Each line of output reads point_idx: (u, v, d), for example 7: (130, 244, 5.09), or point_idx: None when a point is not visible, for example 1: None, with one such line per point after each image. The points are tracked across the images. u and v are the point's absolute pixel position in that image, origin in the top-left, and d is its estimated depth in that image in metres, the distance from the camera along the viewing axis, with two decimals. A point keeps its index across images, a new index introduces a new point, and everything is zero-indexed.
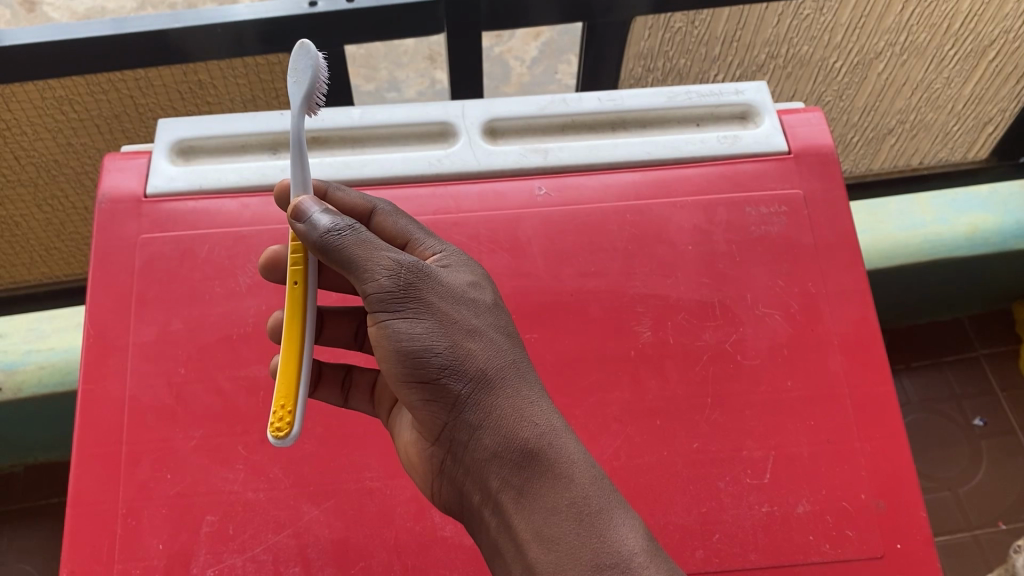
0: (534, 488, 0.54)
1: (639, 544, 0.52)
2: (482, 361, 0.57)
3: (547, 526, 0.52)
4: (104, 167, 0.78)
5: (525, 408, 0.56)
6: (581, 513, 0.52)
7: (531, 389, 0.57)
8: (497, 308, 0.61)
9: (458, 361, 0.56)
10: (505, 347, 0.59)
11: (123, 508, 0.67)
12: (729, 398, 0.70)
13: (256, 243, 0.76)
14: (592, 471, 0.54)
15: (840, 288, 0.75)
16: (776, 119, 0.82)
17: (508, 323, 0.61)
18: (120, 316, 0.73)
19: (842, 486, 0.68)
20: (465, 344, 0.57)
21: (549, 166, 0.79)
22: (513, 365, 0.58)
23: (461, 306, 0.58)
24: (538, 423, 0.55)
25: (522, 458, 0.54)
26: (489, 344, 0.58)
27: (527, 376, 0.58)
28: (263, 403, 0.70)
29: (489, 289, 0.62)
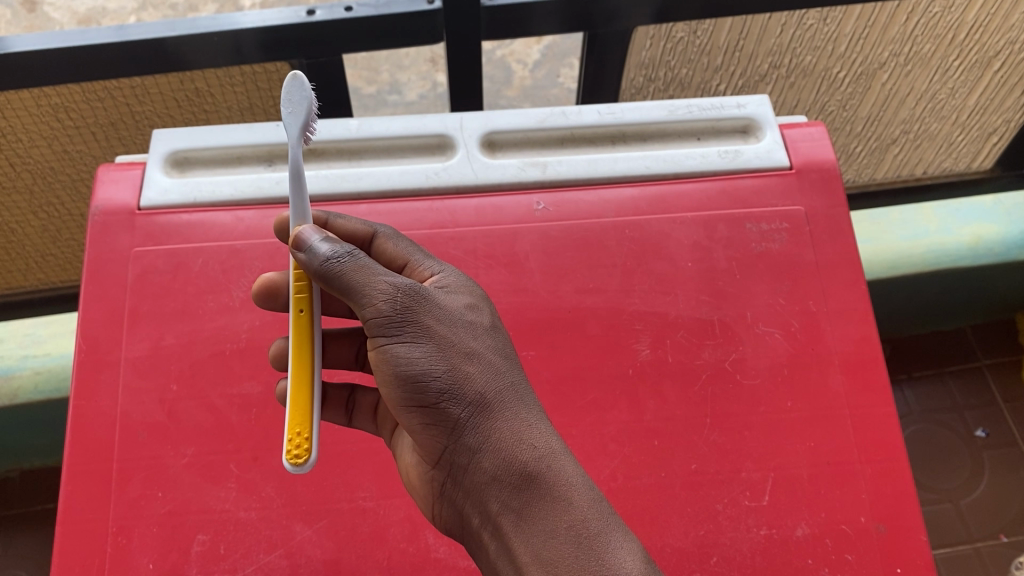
0: (533, 510, 0.53)
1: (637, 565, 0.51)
2: (480, 383, 0.56)
3: (547, 548, 0.52)
4: (97, 178, 0.77)
5: (523, 431, 0.55)
6: (581, 535, 0.51)
7: (531, 412, 0.57)
8: (497, 329, 0.60)
9: (456, 384, 0.55)
10: (505, 368, 0.58)
11: (114, 526, 0.66)
12: (727, 419, 0.69)
13: (250, 256, 0.75)
14: (591, 495, 0.54)
15: (841, 306, 0.74)
16: (778, 133, 0.81)
17: (508, 344, 0.60)
18: (112, 330, 0.72)
19: (842, 508, 0.67)
20: (464, 366, 0.56)
21: (548, 180, 0.78)
22: (512, 387, 0.57)
23: (459, 328, 0.57)
24: (537, 446, 0.54)
25: (521, 481, 0.53)
26: (488, 366, 0.57)
27: (527, 398, 0.57)
28: (255, 420, 0.69)
29: (488, 309, 0.61)
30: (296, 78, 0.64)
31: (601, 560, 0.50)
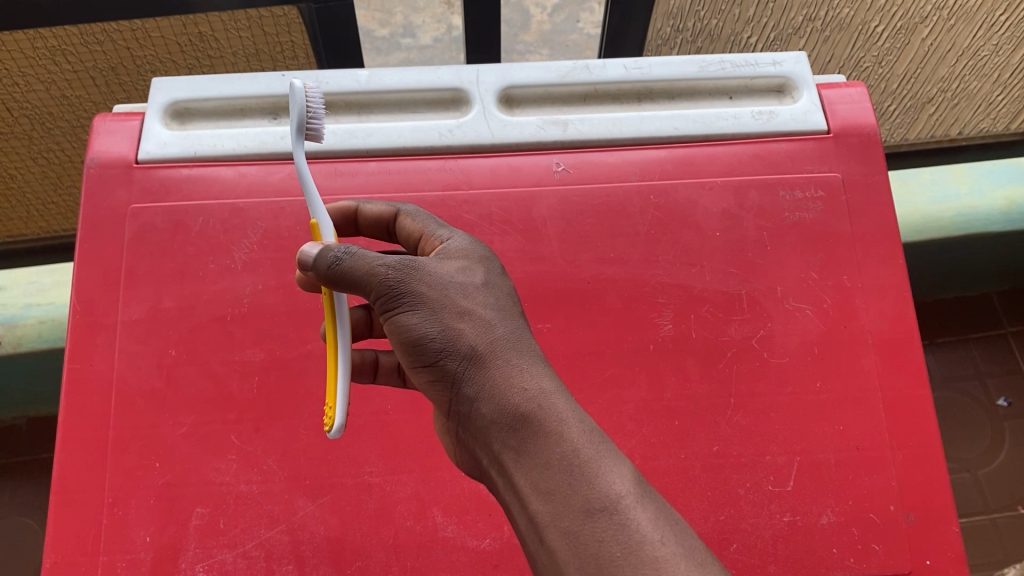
0: (526, 443, 0.47)
1: (631, 491, 0.45)
2: (475, 333, 0.50)
3: (542, 483, 0.46)
4: (93, 129, 0.73)
5: (514, 372, 0.49)
6: (572, 463, 0.45)
7: (532, 358, 0.51)
8: (499, 280, 0.54)
9: (447, 338, 0.50)
10: (504, 316, 0.52)
11: (110, 497, 0.63)
12: (753, 400, 0.66)
13: (253, 216, 0.71)
14: (588, 428, 0.47)
15: (877, 281, 0.70)
16: (815, 93, 0.75)
17: (514, 295, 0.54)
18: (108, 291, 0.68)
19: (869, 496, 0.64)
20: (456, 319, 0.51)
21: (568, 140, 0.73)
22: (511, 334, 0.51)
23: (453, 282, 0.52)
24: (527, 386, 0.49)
25: (513, 419, 0.48)
26: (484, 315, 0.51)
27: (529, 345, 0.52)
28: (257, 390, 0.66)
29: (494, 263, 0.56)
30: (296, 96, 0.54)
31: (593, 485, 0.44)
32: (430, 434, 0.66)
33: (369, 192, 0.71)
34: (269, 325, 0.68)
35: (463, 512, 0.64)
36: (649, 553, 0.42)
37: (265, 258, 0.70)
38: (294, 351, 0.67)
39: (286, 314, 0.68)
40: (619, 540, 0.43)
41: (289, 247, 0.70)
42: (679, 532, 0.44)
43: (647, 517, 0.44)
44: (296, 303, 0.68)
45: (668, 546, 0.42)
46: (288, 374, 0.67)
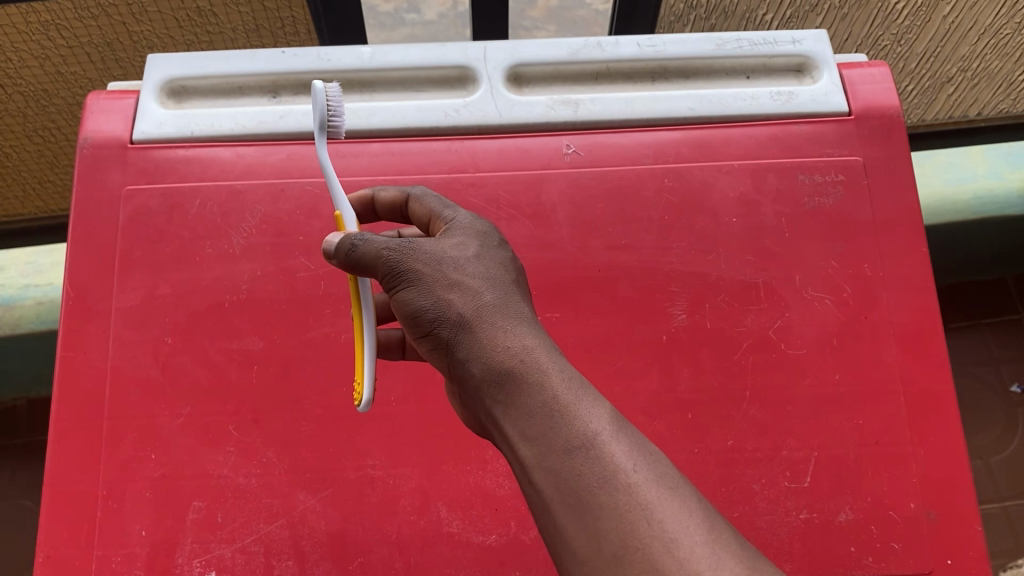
0: (508, 394, 0.45)
1: (608, 428, 0.43)
2: (465, 297, 0.48)
3: (524, 431, 0.43)
4: (86, 108, 0.70)
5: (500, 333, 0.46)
6: (551, 405, 0.43)
7: (524, 321, 0.48)
8: (491, 242, 0.51)
9: (435, 302, 0.48)
10: (496, 280, 0.49)
11: (104, 489, 0.61)
12: (769, 392, 0.64)
13: (251, 199, 0.68)
14: (572, 376, 0.45)
15: (899, 269, 0.67)
16: (836, 74, 0.72)
17: (508, 260, 0.51)
18: (102, 276, 0.66)
19: (889, 493, 0.62)
20: (446, 284, 0.48)
21: (579, 121, 0.71)
22: (502, 297, 0.48)
23: (446, 249, 0.49)
24: (512, 344, 0.46)
25: (497, 376, 0.45)
26: (474, 278, 0.48)
27: (521, 308, 0.48)
28: (256, 380, 0.64)
29: (492, 236, 0.53)
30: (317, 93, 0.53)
31: (571, 424, 0.42)
32: (435, 426, 0.63)
33: (372, 175, 0.68)
34: (269, 312, 0.65)
35: (468, 507, 0.62)
36: (625, 483, 0.41)
37: (265, 243, 0.67)
38: (295, 340, 0.65)
39: (286, 301, 0.66)
40: (597, 474, 0.41)
41: (290, 231, 0.68)
42: (653, 461, 0.42)
43: (623, 450, 0.42)
44: (297, 290, 0.66)
45: (643, 476, 0.41)
46: (288, 364, 0.64)
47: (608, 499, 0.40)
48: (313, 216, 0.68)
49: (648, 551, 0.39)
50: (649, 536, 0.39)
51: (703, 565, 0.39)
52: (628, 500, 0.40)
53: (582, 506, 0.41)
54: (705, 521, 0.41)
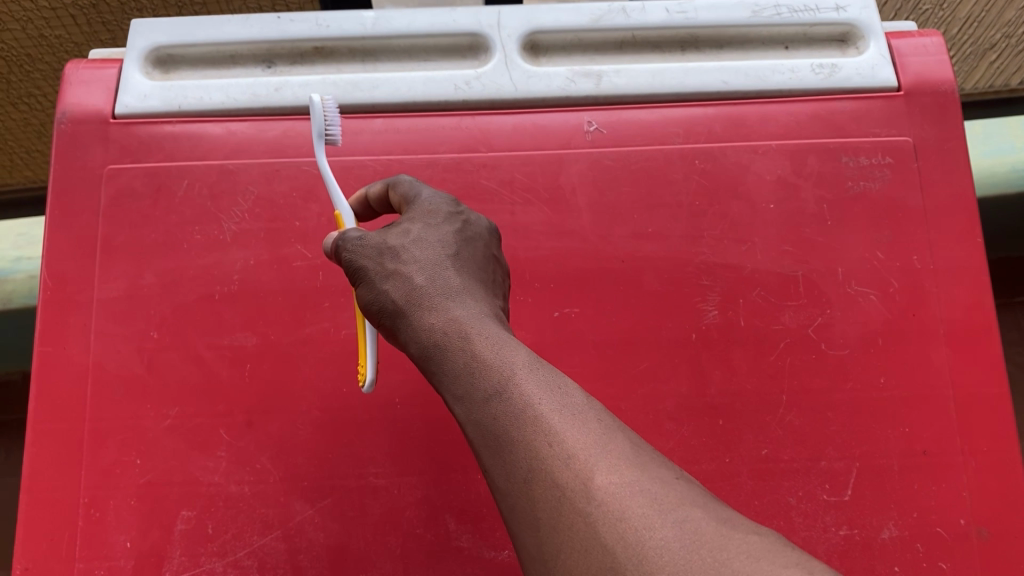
0: (437, 360, 0.46)
1: (528, 374, 0.43)
2: (400, 278, 0.48)
3: (454, 394, 0.44)
4: (64, 78, 0.64)
5: (437, 308, 0.47)
6: (471, 360, 0.44)
7: (462, 292, 0.48)
8: (439, 212, 0.52)
9: (380, 291, 0.48)
10: (437, 254, 0.49)
11: (85, 496, 0.57)
12: (806, 396, 0.58)
13: (244, 180, 0.63)
14: (499, 333, 0.45)
15: (951, 261, 0.61)
16: (884, 44, 0.66)
17: (458, 231, 0.51)
18: (82, 264, 0.61)
19: (938, 507, 0.57)
20: (383, 269, 0.49)
21: (601, 95, 0.65)
22: (442, 270, 0.49)
23: (393, 237, 0.50)
24: (446, 318, 0.46)
25: (433, 351, 0.46)
26: (412, 258, 0.49)
27: (463, 280, 0.49)
28: (249, 378, 0.59)
29: (449, 214, 0.52)
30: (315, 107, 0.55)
31: (489, 377, 0.43)
32: (443, 431, 0.59)
33: (374, 154, 0.63)
34: (264, 305, 0.60)
35: (479, 520, 0.57)
36: (535, 415, 0.41)
37: (258, 228, 0.62)
38: (292, 336, 0.60)
39: (281, 293, 0.60)
40: (509, 414, 0.41)
41: (286, 216, 0.62)
42: (568, 395, 0.42)
43: (536, 386, 0.42)
44: (294, 280, 0.61)
45: (554, 406, 0.41)
46: (284, 361, 0.59)
47: (518, 434, 0.41)
48: (311, 200, 0.63)
49: (553, 476, 0.39)
50: (553, 460, 0.39)
51: (604, 480, 0.38)
52: (535, 431, 0.40)
53: (500, 446, 0.41)
54: (620, 442, 0.40)
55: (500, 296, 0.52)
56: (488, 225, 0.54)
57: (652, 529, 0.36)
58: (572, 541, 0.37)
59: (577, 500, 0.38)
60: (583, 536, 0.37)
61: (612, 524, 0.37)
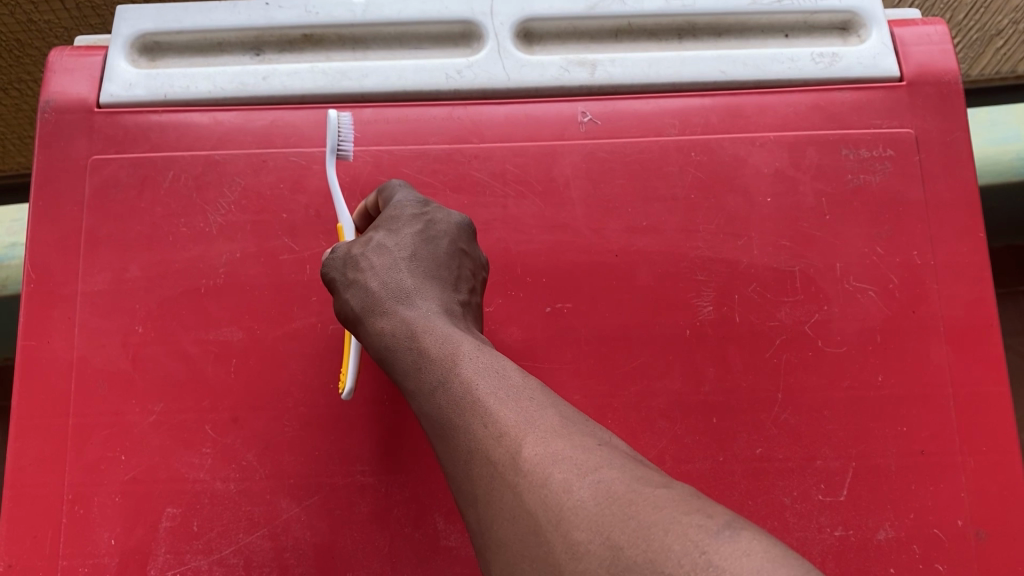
0: (392, 361, 0.50)
1: (468, 366, 0.46)
2: (359, 288, 0.53)
3: (412, 393, 0.49)
4: (48, 66, 0.63)
5: (392, 314, 0.51)
6: (419, 357, 0.49)
7: (417, 293, 0.53)
8: (401, 216, 0.55)
9: (347, 304, 0.53)
10: (394, 259, 0.54)
11: (69, 493, 0.56)
12: (802, 395, 0.57)
13: (231, 171, 0.61)
14: (446, 332, 0.49)
15: (953, 257, 0.60)
16: (887, 33, 0.64)
17: (420, 230, 0.55)
18: (66, 256, 0.60)
19: (935, 508, 0.56)
20: (347, 282, 0.54)
21: (596, 85, 0.63)
22: (397, 273, 0.53)
23: (358, 250, 0.55)
24: (399, 322, 0.51)
25: (390, 355, 0.50)
26: (370, 265, 0.54)
27: (419, 280, 0.53)
28: (236, 374, 0.58)
29: (410, 215, 0.56)
30: (332, 123, 0.57)
31: (435, 374, 0.47)
32: None
33: (363, 144, 0.62)
34: (250, 299, 0.59)
35: None
36: (474, 401, 0.44)
37: (245, 221, 0.60)
38: (279, 332, 0.59)
39: (268, 287, 0.59)
40: (451, 406, 0.45)
41: (272, 209, 0.61)
42: (504, 382, 0.45)
43: (476, 378, 0.46)
44: (281, 274, 0.60)
45: (488, 394, 0.44)
46: (271, 357, 0.58)
47: (459, 421, 0.45)
48: (298, 191, 0.61)
49: (488, 454, 0.42)
50: (487, 440, 0.43)
51: (530, 452, 0.41)
52: (472, 414, 0.44)
53: (446, 433, 0.45)
54: (553, 416, 0.43)
55: (468, 289, 0.55)
56: (460, 219, 0.57)
57: (569, 490, 0.38)
58: (503, 511, 0.40)
59: (508, 473, 0.41)
60: (511, 506, 0.40)
61: (536, 490, 0.39)
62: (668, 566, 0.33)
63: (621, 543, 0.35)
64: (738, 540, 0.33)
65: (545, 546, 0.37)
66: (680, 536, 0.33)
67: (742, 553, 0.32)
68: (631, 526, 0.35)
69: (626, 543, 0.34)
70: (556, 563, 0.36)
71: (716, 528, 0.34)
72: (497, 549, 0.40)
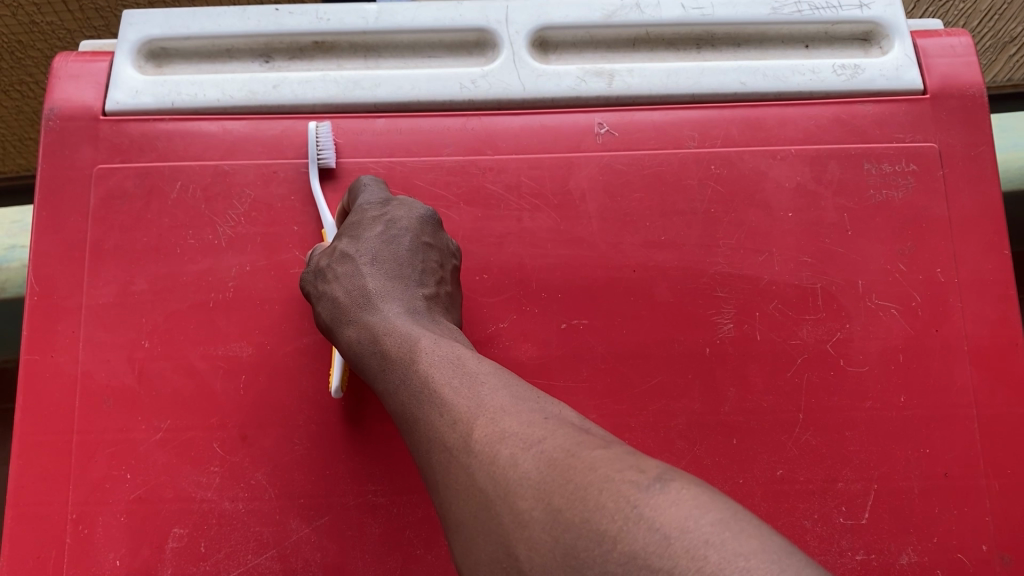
0: (360, 365, 0.50)
1: (426, 362, 0.46)
2: (326, 297, 0.53)
3: (379, 395, 0.48)
4: (53, 72, 0.62)
5: (359, 319, 0.51)
6: (382, 358, 0.48)
7: (380, 297, 0.52)
8: (362, 218, 0.55)
9: (319, 313, 0.53)
10: (356, 263, 0.53)
11: (73, 512, 0.55)
12: (823, 415, 0.56)
13: (240, 181, 0.60)
14: (408, 332, 0.48)
15: (977, 276, 0.59)
16: (911, 44, 0.63)
17: (381, 228, 0.54)
18: (71, 268, 0.58)
19: (960, 532, 0.55)
20: (316, 291, 0.53)
21: (613, 95, 0.62)
22: (360, 279, 0.53)
23: (325, 256, 0.54)
24: (364, 327, 0.50)
25: (359, 361, 0.50)
26: (335, 273, 0.53)
27: (382, 283, 0.53)
28: (245, 391, 0.57)
29: (372, 213, 0.55)
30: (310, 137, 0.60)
31: (398, 376, 0.46)
32: None
33: (377, 156, 0.61)
34: (259, 314, 0.58)
35: None
36: (430, 391, 0.44)
37: (254, 234, 0.59)
38: (289, 347, 0.57)
39: (278, 302, 0.58)
40: (411, 404, 0.44)
41: (283, 221, 0.60)
42: (460, 373, 0.44)
43: (433, 373, 0.45)
44: (292, 288, 0.58)
45: (444, 388, 0.43)
46: (280, 373, 0.57)
47: (418, 417, 0.44)
48: (309, 203, 0.60)
49: (441, 442, 0.41)
50: (441, 426, 0.42)
51: (480, 431, 0.40)
52: (427, 406, 0.43)
53: (406, 429, 0.45)
54: (501, 394, 0.42)
55: (435, 282, 0.54)
56: (425, 211, 0.56)
57: (515, 462, 0.38)
58: (455, 492, 0.39)
59: (460, 454, 0.40)
60: (462, 485, 0.39)
61: (485, 466, 0.38)
62: (603, 523, 0.33)
63: (562, 507, 0.34)
64: (669, 490, 0.33)
65: (494, 519, 0.37)
66: (615, 493, 0.33)
67: (671, 503, 0.32)
68: (570, 490, 0.35)
69: (566, 507, 0.34)
70: (504, 535, 0.36)
71: (647, 482, 0.33)
72: (453, 530, 0.39)
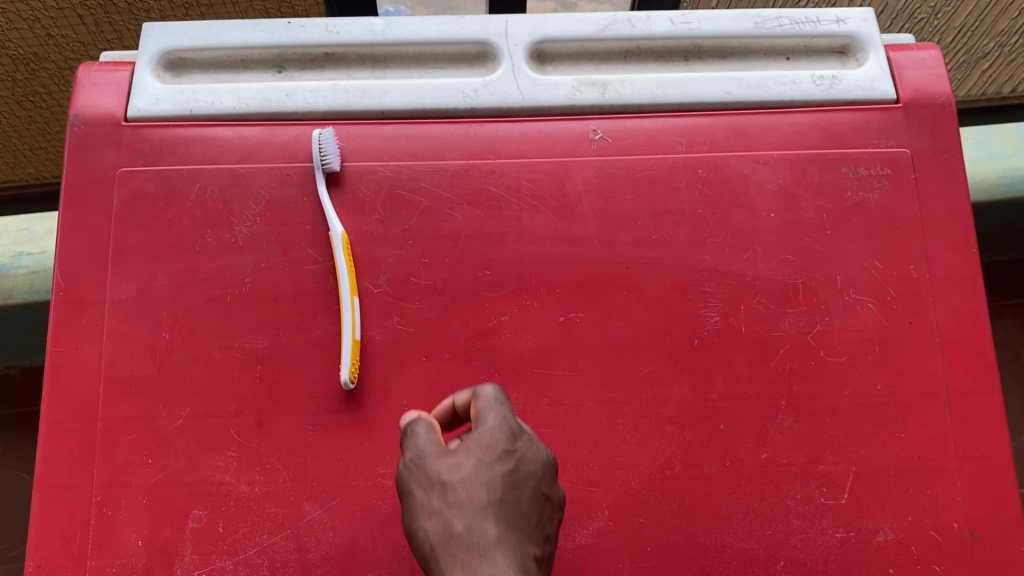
0: None
1: None
2: (438, 510, 0.42)
3: None
4: (77, 81, 0.65)
5: (471, 544, 0.40)
6: None
7: (499, 542, 0.41)
8: (493, 444, 0.44)
9: (421, 531, 0.42)
10: (481, 494, 0.42)
11: (98, 495, 0.58)
12: (805, 402, 0.60)
13: (255, 183, 0.64)
14: None
15: (948, 272, 0.63)
16: (885, 56, 0.67)
17: (511, 467, 0.44)
18: (96, 264, 0.62)
19: (932, 511, 0.58)
20: (427, 500, 0.43)
21: (606, 104, 0.66)
22: (481, 516, 0.41)
23: (442, 469, 0.43)
24: (473, 539, 0.40)
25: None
26: (454, 492, 0.42)
27: (504, 529, 0.41)
28: (260, 380, 0.60)
29: (506, 407, 0.47)
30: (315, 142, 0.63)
31: None
32: None
33: (384, 160, 0.64)
34: (273, 308, 0.61)
35: None
36: None
37: (270, 233, 0.63)
38: (302, 340, 0.61)
39: (292, 296, 0.61)
40: None
41: (297, 220, 0.63)
42: None
43: None
44: (305, 284, 0.62)
45: None
46: (293, 364, 0.60)
47: None
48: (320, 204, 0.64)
49: None
50: None
51: None
52: None
53: None
54: None
55: (544, 542, 0.44)
56: (548, 458, 0.47)
57: None
58: None
59: None
60: None
61: None
62: None
63: None
64: None
65: None
66: None
67: None
68: None
69: None
70: None
71: None
72: None
